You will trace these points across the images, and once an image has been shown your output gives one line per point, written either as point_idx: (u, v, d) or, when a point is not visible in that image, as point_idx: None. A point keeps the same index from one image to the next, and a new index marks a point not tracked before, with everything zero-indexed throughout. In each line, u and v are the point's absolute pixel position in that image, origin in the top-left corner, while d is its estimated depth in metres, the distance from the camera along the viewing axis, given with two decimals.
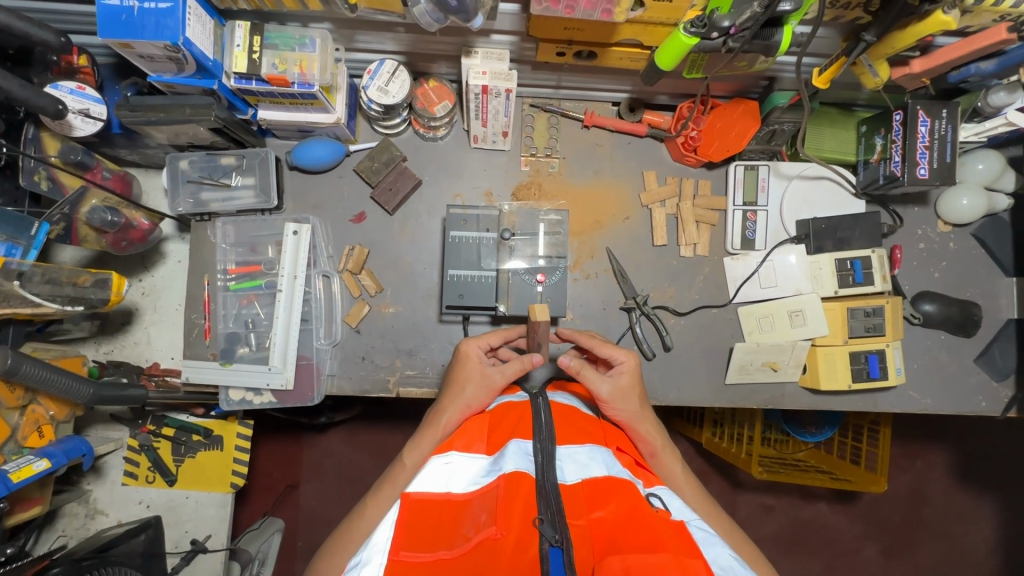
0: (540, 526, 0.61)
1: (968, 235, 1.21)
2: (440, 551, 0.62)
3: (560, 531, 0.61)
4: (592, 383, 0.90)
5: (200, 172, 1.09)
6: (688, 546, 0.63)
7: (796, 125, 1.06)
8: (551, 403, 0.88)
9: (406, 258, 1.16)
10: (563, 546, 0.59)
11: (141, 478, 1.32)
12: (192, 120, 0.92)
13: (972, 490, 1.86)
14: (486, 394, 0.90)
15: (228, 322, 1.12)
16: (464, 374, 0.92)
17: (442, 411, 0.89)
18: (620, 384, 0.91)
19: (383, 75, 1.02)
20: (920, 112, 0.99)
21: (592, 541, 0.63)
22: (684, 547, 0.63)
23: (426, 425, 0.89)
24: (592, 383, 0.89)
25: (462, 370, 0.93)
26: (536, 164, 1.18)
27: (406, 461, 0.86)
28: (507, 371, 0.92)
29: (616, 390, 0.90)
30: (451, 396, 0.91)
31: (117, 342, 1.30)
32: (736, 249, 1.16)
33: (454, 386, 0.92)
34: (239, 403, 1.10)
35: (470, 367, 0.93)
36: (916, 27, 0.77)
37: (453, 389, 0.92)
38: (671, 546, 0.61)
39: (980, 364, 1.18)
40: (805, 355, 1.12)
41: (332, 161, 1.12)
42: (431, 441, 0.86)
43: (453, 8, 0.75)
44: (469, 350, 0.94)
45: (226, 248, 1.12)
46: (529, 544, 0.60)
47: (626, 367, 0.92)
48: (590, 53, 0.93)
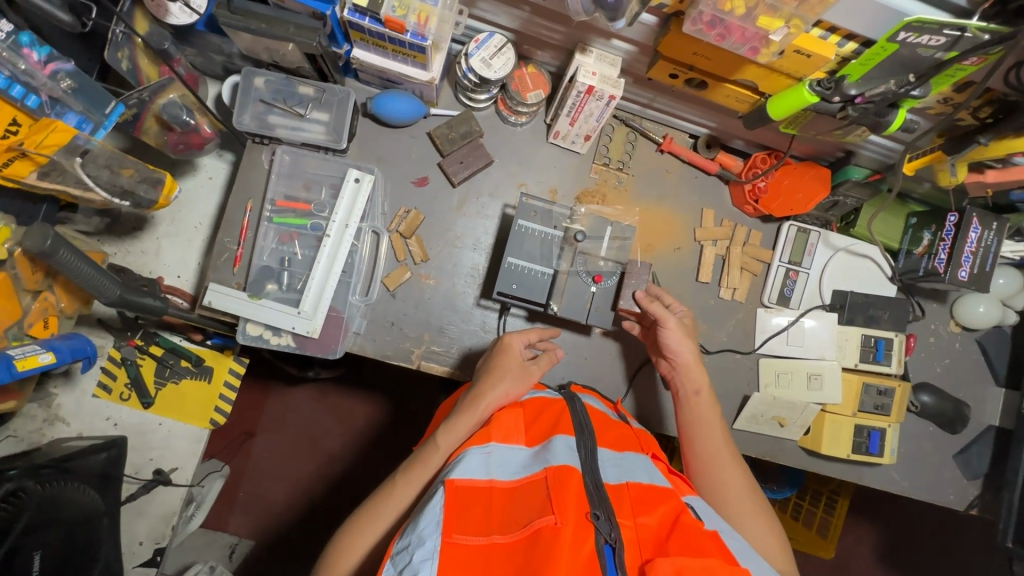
0: (595, 522, 0.61)
1: (972, 340, 1.29)
2: (494, 536, 0.60)
3: (615, 529, 0.61)
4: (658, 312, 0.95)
5: (274, 94, 1.03)
6: (732, 556, 0.60)
7: (858, 202, 1.13)
8: (586, 407, 0.85)
9: (457, 233, 1.13)
10: (616, 545, 0.60)
11: (115, 394, 1.23)
12: (293, 40, 0.88)
13: (888, 572, 1.96)
14: (524, 387, 0.89)
15: (263, 255, 1.06)
16: (504, 362, 0.91)
17: (481, 396, 0.85)
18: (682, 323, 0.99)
19: (490, 47, 1.01)
20: (975, 219, 1.05)
21: (639, 545, 0.62)
22: (734, 557, 0.60)
23: (461, 409, 0.85)
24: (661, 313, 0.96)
25: (501, 359, 0.92)
26: (605, 174, 1.18)
27: (440, 444, 0.81)
28: (542, 365, 0.94)
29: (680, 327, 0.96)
30: (490, 383, 0.87)
31: (122, 246, 1.22)
32: (771, 302, 1.20)
33: (491, 374, 0.88)
34: (255, 339, 1.04)
35: (510, 359, 0.91)
36: (1013, 140, 0.81)
37: (490, 377, 0.88)
38: (721, 554, 0.59)
39: (957, 461, 1.26)
40: (812, 418, 1.16)
41: (410, 119, 1.08)
42: (467, 427, 0.82)
43: (608, 5, 0.74)
44: (511, 342, 0.94)
45: (277, 177, 1.06)
46: (585, 535, 0.59)
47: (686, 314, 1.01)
48: (701, 82, 0.94)
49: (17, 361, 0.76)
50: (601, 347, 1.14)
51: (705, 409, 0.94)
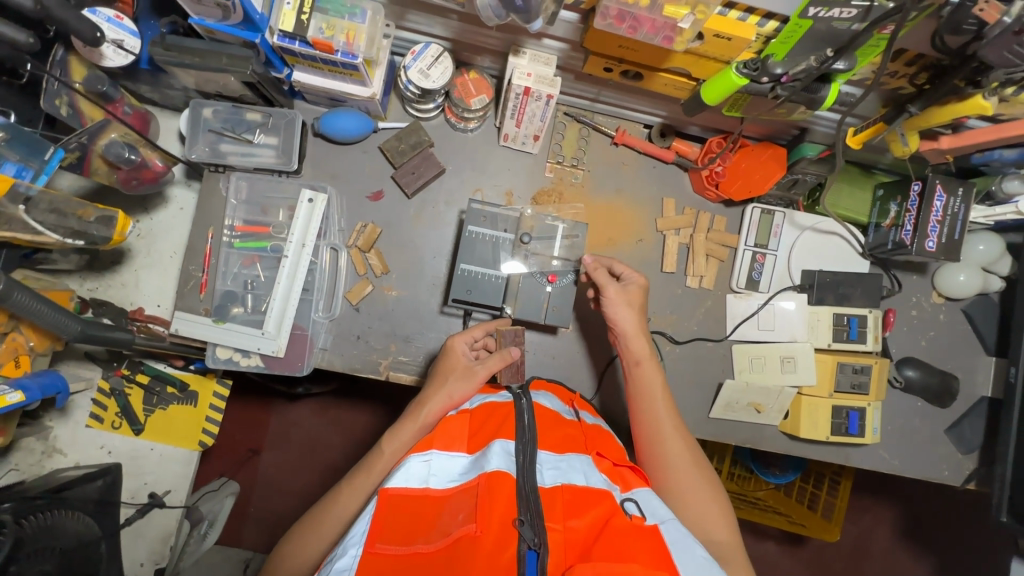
0: (519, 528, 0.63)
1: (958, 310, 1.25)
2: (418, 546, 0.62)
3: (538, 534, 0.63)
4: (600, 282, 0.99)
5: (223, 123, 1.06)
6: (658, 556, 0.62)
7: (819, 178, 1.08)
8: (534, 407, 0.86)
9: (417, 244, 1.15)
10: (539, 550, 0.61)
11: (106, 423, 1.28)
12: (227, 70, 0.90)
13: (911, 550, 1.92)
14: (469, 387, 0.90)
15: (226, 280, 1.09)
16: (451, 364, 0.93)
17: (423, 402, 0.89)
18: (626, 292, 0.99)
19: (426, 58, 1.01)
20: (939, 187, 1.01)
21: (565, 548, 0.64)
22: (656, 556, 0.62)
23: (407, 415, 0.89)
24: (603, 284, 0.98)
25: (445, 363, 0.94)
26: (560, 173, 1.18)
27: (385, 450, 0.85)
28: (489, 363, 0.92)
29: (621, 294, 0.98)
30: (434, 388, 0.90)
31: (102, 281, 1.25)
32: (740, 287, 1.18)
33: (436, 379, 0.92)
34: (225, 362, 1.07)
35: (454, 361, 0.93)
36: (955, 106, 0.79)
37: (435, 382, 0.92)
38: (641, 557, 0.61)
39: (950, 435, 1.23)
40: (789, 402, 1.14)
41: (359, 135, 1.10)
42: (412, 433, 0.86)
43: (517, 8, 0.75)
44: (455, 344, 0.95)
45: (236, 204, 1.09)
46: (506, 545, 0.62)
47: (635, 282, 1.00)
48: (636, 74, 0.93)
49: None
50: (568, 345, 1.14)
51: (647, 374, 0.95)
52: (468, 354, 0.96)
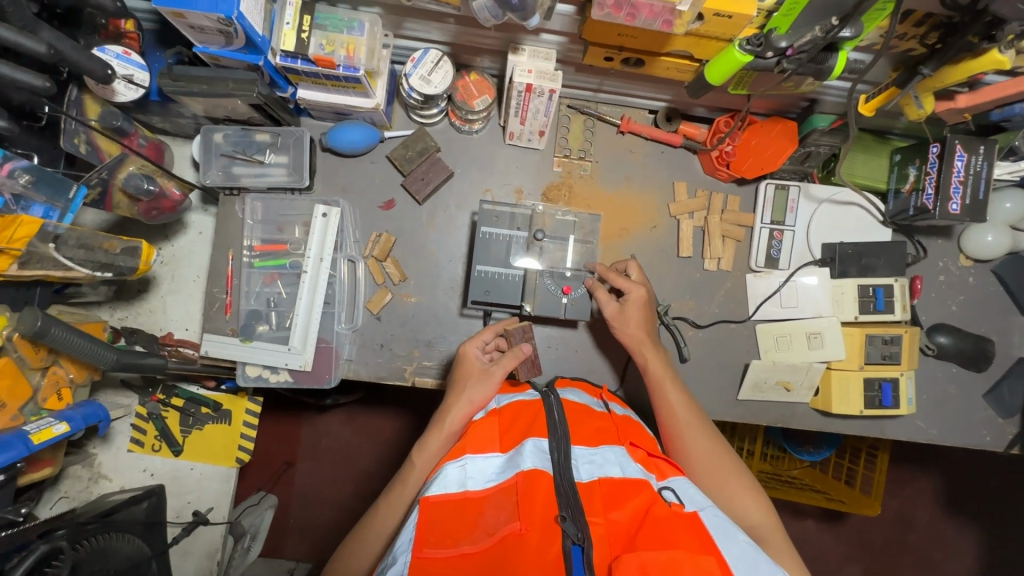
0: (562, 525, 0.63)
1: (987, 271, 1.22)
2: (464, 547, 0.63)
3: (582, 529, 0.63)
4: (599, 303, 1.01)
5: (233, 146, 1.08)
6: (703, 542, 0.62)
7: (833, 149, 1.07)
8: (563, 403, 0.86)
9: (431, 249, 1.16)
10: (583, 545, 0.61)
11: (147, 446, 1.32)
12: (234, 94, 0.91)
13: (957, 519, 1.88)
14: (488, 388, 0.91)
15: (250, 299, 1.12)
16: (467, 372, 0.94)
17: (446, 411, 0.90)
18: (625, 312, 0.99)
19: (426, 64, 1.01)
20: (959, 146, 0.99)
21: (609, 540, 0.64)
22: (700, 543, 0.62)
23: (433, 425, 0.90)
24: (602, 302, 1.01)
25: (461, 370, 0.96)
26: (568, 166, 1.17)
27: (416, 463, 0.87)
28: (503, 362, 0.93)
29: (619, 312, 1.00)
30: (454, 396, 0.91)
31: (132, 309, 1.29)
32: (760, 266, 1.17)
33: (455, 387, 0.93)
34: (255, 380, 1.10)
35: (470, 367, 0.95)
36: (970, 63, 0.77)
37: (456, 390, 0.93)
38: (685, 543, 0.61)
39: (988, 400, 1.20)
40: (819, 378, 1.13)
41: (366, 146, 1.11)
42: (439, 443, 0.87)
43: (513, 6, 0.75)
44: (467, 351, 0.97)
45: (253, 224, 1.12)
46: (550, 542, 0.62)
47: (634, 297, 0.99)
48: (638, 60, 0.92)
49: (32, 436, 0.86)
50: (589, 338, 1.14)
51: (656, 377, 0.96)
52: (481, 359, 0.97)
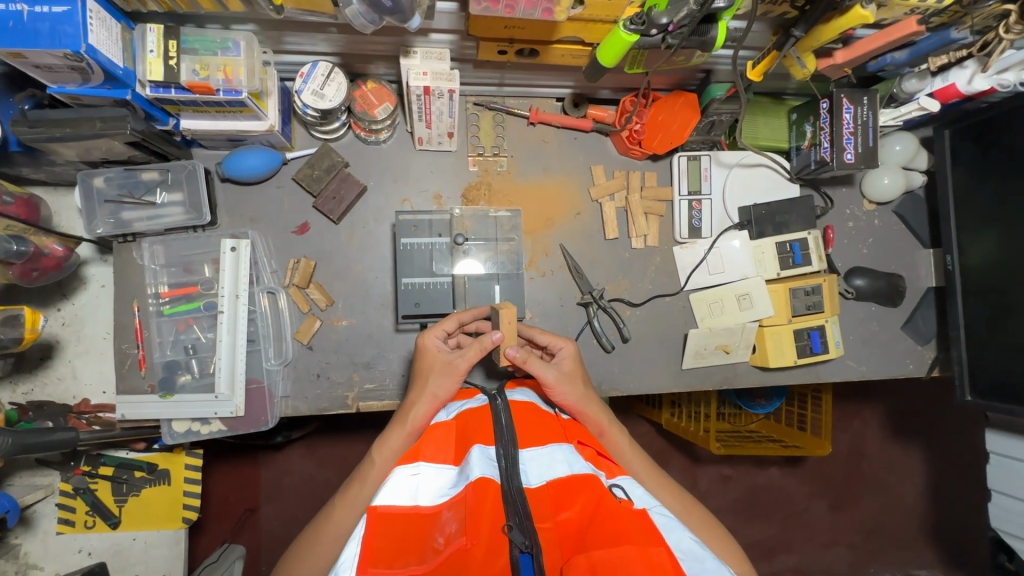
0: (509, 533, 0.60)
1: (890, 213, 1.30)
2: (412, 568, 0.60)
3: (529, 536, 0.61)
4: (536, 367, 0.89)
5: (119, 189, 1.00)
6: (652, 534, 0.63)
7: (734, 115, 1.09)
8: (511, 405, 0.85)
9: (356, 268, 1.11)
10: (532, 552, 0.59)
11: (79, 524, 1.21)
12: (104, 134, 0.83)
13: (901, 440, 2.02)
14: (451, 383, 0.87)
15: (166, 349, 1.04)
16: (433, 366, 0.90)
17: (409, 408, 0.87)
18: (564, 371, 0.91)
19: (317, 78, 0.96)
20: (845, 100, 1.04)
21: (559, 542, 0.64)
22: (649, 535, 0.63)
23: (394, 422, 0.88)
24: (539, 370, 0.89)
25: (423, 363, 0.91)
26: (484, 164, 1.16)
27: (375, 459, 0.83)
28: (468, 355, 0.88)
29: (562, 375, 0.90)
30: (418, 391, 0.88)
31: (37, 380, 1.19)
32: (684, 238, 1.19)
33: (419, 381, 0.90)
34: (185, 435, 1.03)
35: (432, 360, 0.90)
36: (838, 21, 0.81)
37: (418, 385, 0.90)
38: (635, 537, 0.61)
39: (907, 331, 1.28)
40: (753, 336, 1.17)
41: (269, 171, 1.05)
42: (401, 440, 0.84)
43: (388, 9, 0.72)
44: (427, 343, 0.91)
45: (156, 269, 1.04)
46: (499, 553, 0.60)
47: (567, 351, 0.94)
48: (531, 50, 0.92)
49: None
50: None
51: (613, 443, 0.90)
52: (442, 350, 0.92)
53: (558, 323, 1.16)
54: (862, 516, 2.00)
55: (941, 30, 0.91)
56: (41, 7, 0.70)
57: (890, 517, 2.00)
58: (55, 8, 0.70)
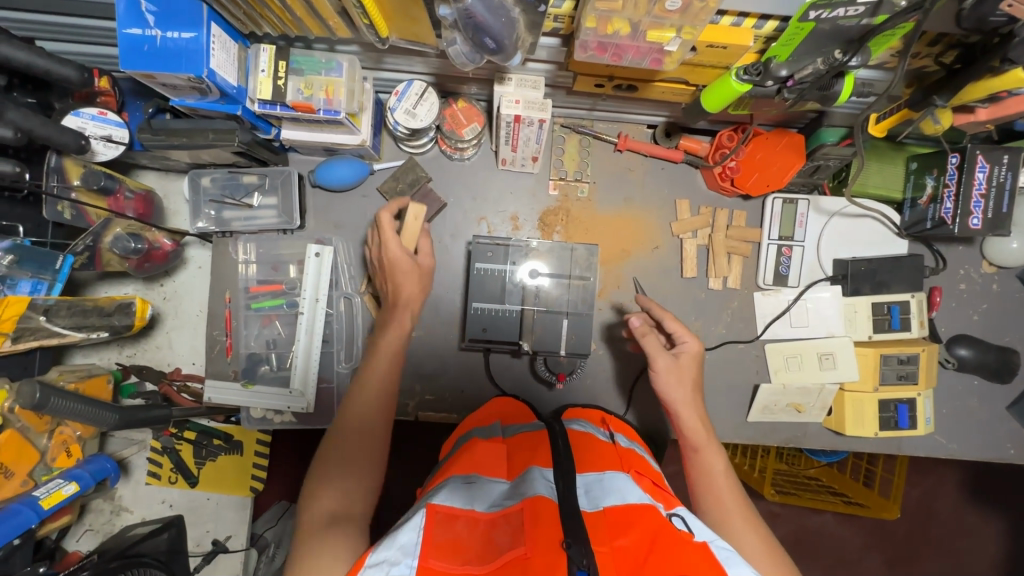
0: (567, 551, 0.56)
1: (1013, 278, 1.15)
2: (470, 566, 0.58)
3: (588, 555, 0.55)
4: (651, 351, 0.92)
5: (221, 190, 1.07)
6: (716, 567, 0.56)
7: (842, 162, 1.01)
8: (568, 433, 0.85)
9: (428, 282, 1.13)
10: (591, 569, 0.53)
11: (164, 479, 1.35)
12: (215, 145, 0.90)
13: (981, 506, 1.85)
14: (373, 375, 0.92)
15: (250, 342, 1.11)
16: (395, 286, 0.97)
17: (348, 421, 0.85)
18: (679, 363, 0.92)
19: (411, 96, 0.97)
20: (980, 157, 0.93)
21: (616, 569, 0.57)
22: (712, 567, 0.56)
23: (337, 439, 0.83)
24: (652, 352, 0.92)
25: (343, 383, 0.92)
26: (565, 189, 1.13)
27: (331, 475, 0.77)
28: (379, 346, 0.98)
29: (674, 367, 0.91)
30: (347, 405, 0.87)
31: (139, 346, 1.30)
32: (768, 284, 1.12)
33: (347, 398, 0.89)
34: (259, 421, 1.11)
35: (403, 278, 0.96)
36: (990, 82, 0.71)
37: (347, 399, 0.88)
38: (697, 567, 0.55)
39: (1012, 412, 1.15)
40: (831, 398, 1.09)
41: (356, 181, 1.09)
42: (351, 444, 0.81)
43: (491, 50, 0.71)
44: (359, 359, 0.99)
45: (248, 265, 1.11)
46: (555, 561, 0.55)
47: (690, 351, 0.93)
48: (630, 86, 0.87)
49: (42, 501, 0.90)
50: (594, 366, 1.13)
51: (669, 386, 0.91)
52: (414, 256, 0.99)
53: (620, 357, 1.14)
54: None
55: None
56: (172, 33, 0.74)
57: None
58: (184, 34, 0.74)
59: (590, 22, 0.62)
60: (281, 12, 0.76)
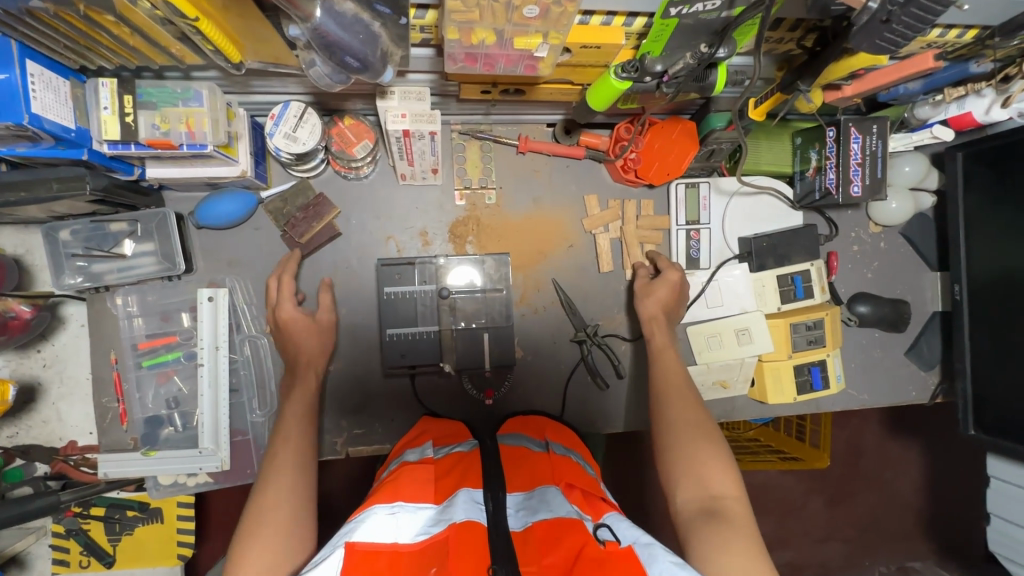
0: None
1: (897, 234, 1.24)
2: None
3: None
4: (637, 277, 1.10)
5: (85, 243, 0.95)
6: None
7: (734, 143, 1.04)
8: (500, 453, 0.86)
9: (341, 311, 1.07)
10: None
11: (73, 564, 1.21)
12: (61, 196, 0.79)
13: (899, 439, 2.01)
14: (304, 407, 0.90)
15: (147, 404, 1.01)
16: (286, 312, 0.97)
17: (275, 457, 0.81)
18: (658, 295, 1.05)
19: (289, 119, 0.91)
20: (852, 129, 0.97)
21: None
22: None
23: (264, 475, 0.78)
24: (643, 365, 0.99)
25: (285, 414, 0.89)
26: (472, 198, 1.10)
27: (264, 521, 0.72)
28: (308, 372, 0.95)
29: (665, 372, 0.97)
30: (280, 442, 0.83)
31: (21, 423, 1.16)
32: (682, 269, 1.14)
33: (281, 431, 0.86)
34: (170, 487, 1.01)
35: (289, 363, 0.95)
36: (849, 61, 0.75)
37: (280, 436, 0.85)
38: None
39: (910, 357, 1.25)
40: (752, 370, 1.14)
41: (244, 215, 1.00)
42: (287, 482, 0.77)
43: (356, 68, 0.66)
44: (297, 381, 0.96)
45: (133, 320, 1.01)
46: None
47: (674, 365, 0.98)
48: (517, 90, 0.85)
49: None
50: (526, 372, 1.12)
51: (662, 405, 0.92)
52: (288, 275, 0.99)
53: (550, 360, 1.13)
54: (859, 514, 2.00)
55: (960, 62, 0.84)
56: None
57: (886, 516, 2.00)
58: None
59: (451, 34, 0.59)
60: (112, 44, 0.67)
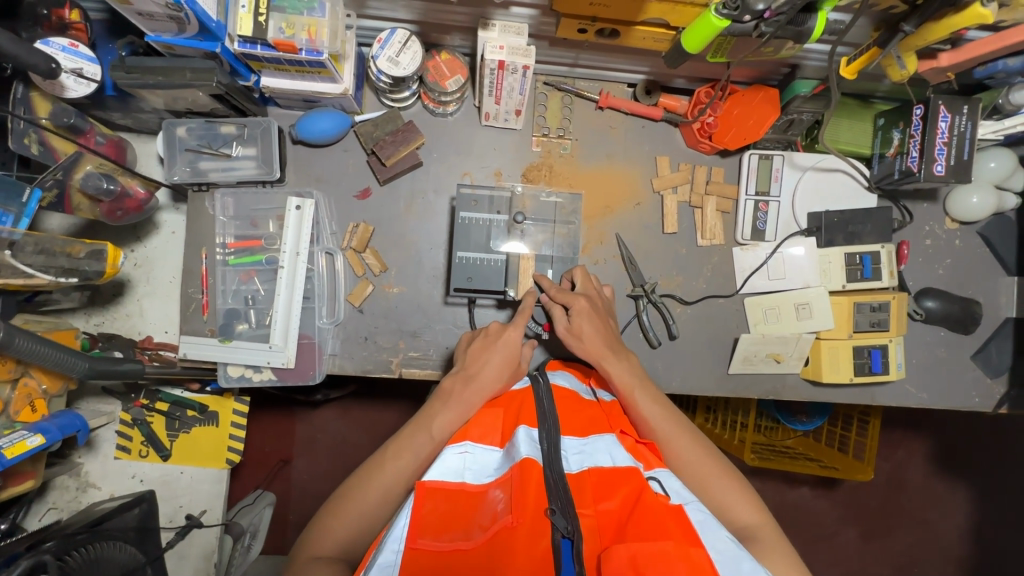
0: (553, 518, 0.63)
1: (974, 234, 1.21)
2: (458, 543, 0.64)
3: (571, 521, 0.63)
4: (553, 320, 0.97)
5: (198, 140, 1.05)
6: (688, 532, 0.63)
7: (816, 116, 1.04)
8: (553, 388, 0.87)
9: (411, 238, 1.13)
10: (573, 538, 0.62)
11: (134, 452, 1.29)
12: (192, 84, 0.87)
13: (948, 478, 1.88)
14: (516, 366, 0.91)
15: (227, 298, 1.08)
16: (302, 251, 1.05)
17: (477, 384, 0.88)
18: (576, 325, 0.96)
19: (394, 45, 0.97)
20: (943, 107, 0.96)
21: (599, 530, 0.66)
22: (686, 534, 0.62)
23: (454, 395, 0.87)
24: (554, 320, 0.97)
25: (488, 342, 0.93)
26: (547, 145, 1.14)
27: (434, 432, 0.83)
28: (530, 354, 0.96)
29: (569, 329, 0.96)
30: (486, 366, 0.90)
31: (107, 314, 1.23)
32: (746, 239, 1.15)
33: (485, 355, 0.91)
34: (238, 380, 1.07)
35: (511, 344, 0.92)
36: (951, 19, 0.75)
37: (485, 359, 0.91)
38: (675, 534, 0.62)
39: (977, 361, 1.20)
40: (809, 348, 1.12)
41: (338, 134, 1.07)
42: (457, 414, 0.85)
43: None
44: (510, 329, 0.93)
45: (225, 221, 1.09)
46: (542, 535, 0.63)
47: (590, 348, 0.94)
48: (613, 31, 0.90)
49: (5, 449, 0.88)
50: None
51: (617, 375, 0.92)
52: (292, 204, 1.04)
53: None
54: (896, 552, 1.88)
55: None
56: None
57: (927, 557, 1.87)
58: None
59: None
60: None
